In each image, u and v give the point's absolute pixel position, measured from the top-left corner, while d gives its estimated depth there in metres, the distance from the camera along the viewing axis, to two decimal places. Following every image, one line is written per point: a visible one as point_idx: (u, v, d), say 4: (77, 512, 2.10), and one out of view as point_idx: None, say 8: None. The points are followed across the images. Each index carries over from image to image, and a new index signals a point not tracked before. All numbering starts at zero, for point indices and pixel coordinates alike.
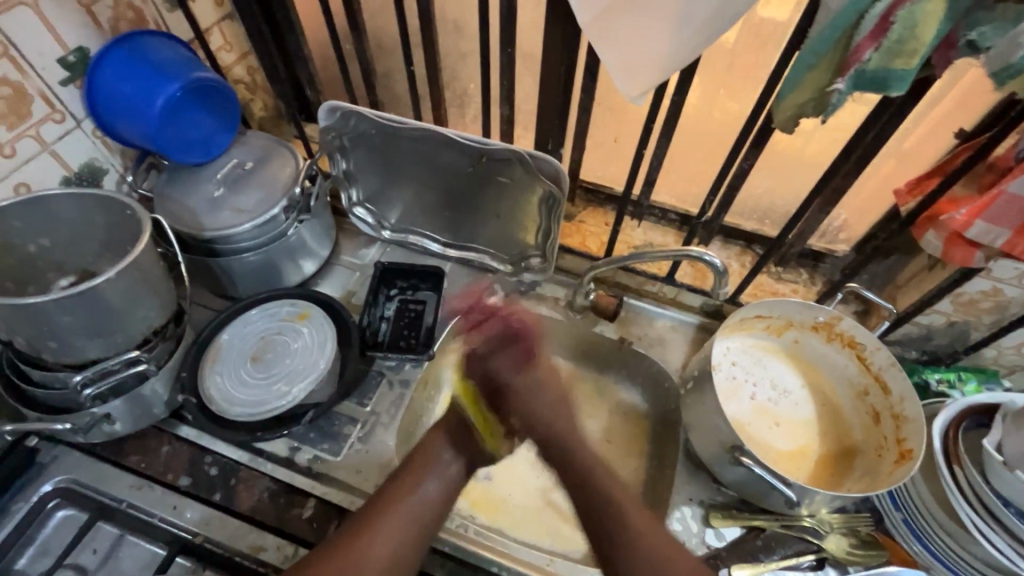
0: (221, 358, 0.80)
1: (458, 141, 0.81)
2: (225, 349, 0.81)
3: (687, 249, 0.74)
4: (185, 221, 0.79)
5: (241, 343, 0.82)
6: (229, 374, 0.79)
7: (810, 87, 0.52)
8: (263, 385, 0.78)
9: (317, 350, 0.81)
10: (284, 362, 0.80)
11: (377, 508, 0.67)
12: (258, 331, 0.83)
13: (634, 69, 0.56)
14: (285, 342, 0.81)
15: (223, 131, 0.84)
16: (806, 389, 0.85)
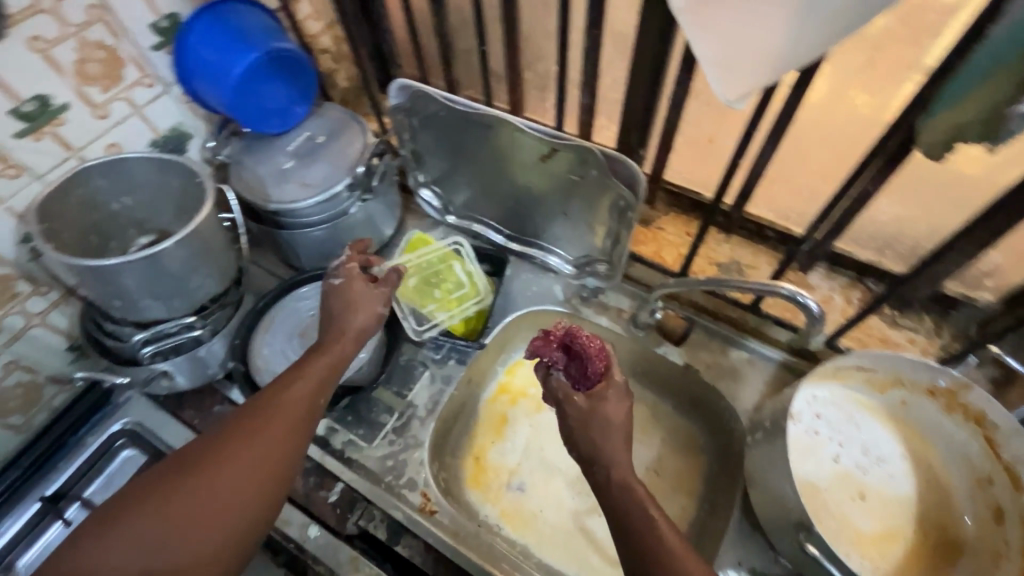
0: (271, 328, 0.80)
1: (529, 131, 0.74)
2: (272, 320, 0.80)
3: (777, 283, 0.62)
4: (254, 190, 0.79)
5: (292, 318, 0.81)
6: (278, 347, 0.79)
7: (980, 102, 0.40)
8: None
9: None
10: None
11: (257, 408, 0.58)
12: (306, 306, 0.82)
13: (739, 67, 0.45)
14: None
15: (300, 102, 0.84)
16: (907, 462, 0.71)
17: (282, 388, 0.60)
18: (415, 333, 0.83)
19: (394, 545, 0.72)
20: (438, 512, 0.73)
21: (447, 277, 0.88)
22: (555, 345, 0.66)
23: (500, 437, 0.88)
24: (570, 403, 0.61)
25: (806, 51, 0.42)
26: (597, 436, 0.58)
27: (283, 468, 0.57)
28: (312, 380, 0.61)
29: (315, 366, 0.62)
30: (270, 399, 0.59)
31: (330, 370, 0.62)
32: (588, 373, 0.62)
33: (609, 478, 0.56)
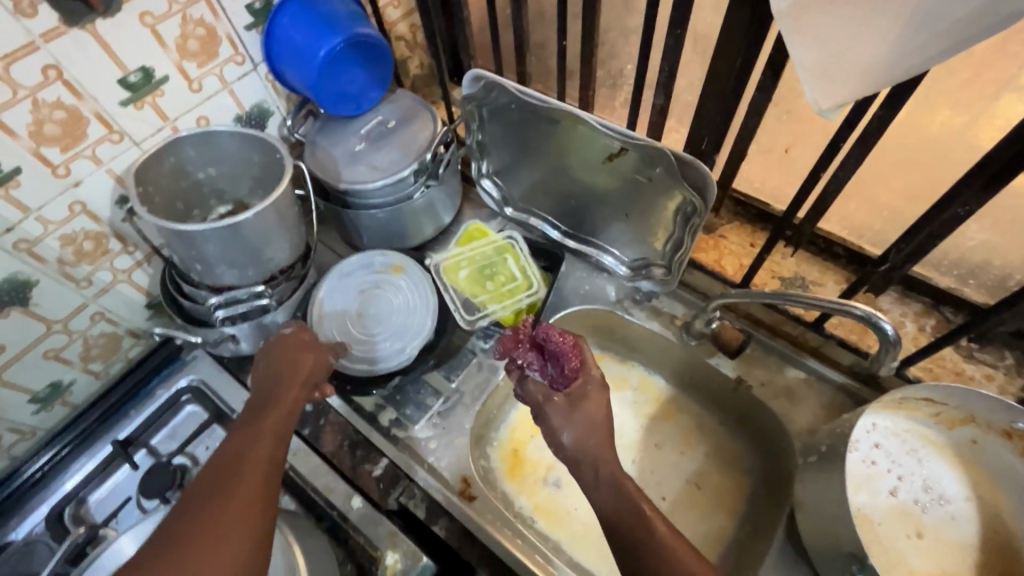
0: (328, 309, 0.82)
1: (599, 128, 0.73)
2: (327, 300, 0.82)
3: (850, 302, 0.59)
4: (326, 170, 0.82)
5: (342, 300, 0.83)
6: (338, 327, 0.81)
7: None
8: (375, 338, 0.80)
9: (417, 304, 0.82)
10: (388, 315, 0.82)
11: (212, 482, 0.53)
12: (358, 283, 0.84)
13: (837, 75, 0.43)
14: (386, 296, 0.83)
15: (375, 87, 0.86)
16: (973, 504, 0.67)
17: (236, 454, 0.56)
18: (466, 322, 0.84)
19: (431, 525, 0.73)
20: (476, 498, 0.74)
21: (502, 273, 0.88)
22: (525, 345, 0.67)
23: (539, 431, 0.88)
24: (550, 402, 0.62)
25: (912, 62, 0.40)
26: (586, 437, 0.60)
27: (257, 524, 0.50)
28: (267, 442, 0.57)
29: (267, 427, 0.59)
30: (228, 466, 0.54)
31: (283, 428, 0.60)
32: (565, 372, 0.63)
33: (598, 474, 0.59)
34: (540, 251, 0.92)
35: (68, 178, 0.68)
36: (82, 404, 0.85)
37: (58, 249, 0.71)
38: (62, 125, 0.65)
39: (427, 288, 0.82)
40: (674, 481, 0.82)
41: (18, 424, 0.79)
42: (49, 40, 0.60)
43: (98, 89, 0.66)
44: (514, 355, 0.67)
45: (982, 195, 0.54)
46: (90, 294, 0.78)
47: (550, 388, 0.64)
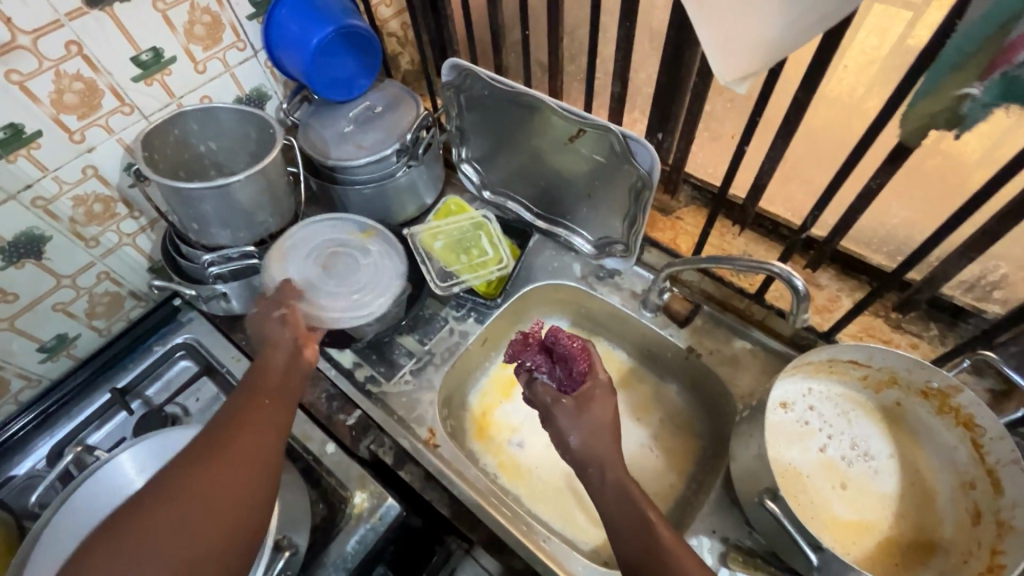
0: (294, 256, 0.82)
1: (560, 111, 0.80)
2: (292, 248, 0.83)
3: (771, 262, 0.67)
4: (316, 147, 0.90)
5: (307, 250, 0.83)
6: (300, 273, 0.81)
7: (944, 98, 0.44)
8: (338, 289, 0.80)
9: (387, 266, 0.83)
10: (355, 273, 0.82)
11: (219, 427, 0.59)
12: (327, 236, 0.84)
13: (739, 52, 0.50)
14: (353, 257, 0.83)
15: (365, 75, 0.94)
16: (894, 460, 0.72)
17: (240, 405, 0.62)
18: (440, 287, 0.88)
19: (398, 469, 0.79)
20: (441, 447, 0.80)
21: (476, 249, 0.93)
22: (534, 348, 0.73)
23: (508, 397, 0.95)
24: (558, 404, 0.67)
25: (793, 39, 0.48)
26: (592, 440, 0.64)
27: (266, 469, 0.58)
28: (267, 394, 0.65)
29: (265, 382, 0.66)
30: (236, 414, 0.61)
31: (281, 381, 0.67)
32: (573, 374, 0.69)
33: (605, 479, 0.62)
34: (511, 229, 0.98)
35: (83, 144, 0.76)
36: (85, 358, 0.92)
37: (70, 209, 0.79)
38: (80, 95, 0.73)
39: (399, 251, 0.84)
40: (628, 444, 0.88)
41: (27, 371, 0.86)
42: (72, 19, 0.69)
43: (113, 64, 0.74)
44: (524, 358, 0.73)
45: (889, 169, 0.61)
46: (97, 253, 0.86)
47: (558, 391, 0.69)
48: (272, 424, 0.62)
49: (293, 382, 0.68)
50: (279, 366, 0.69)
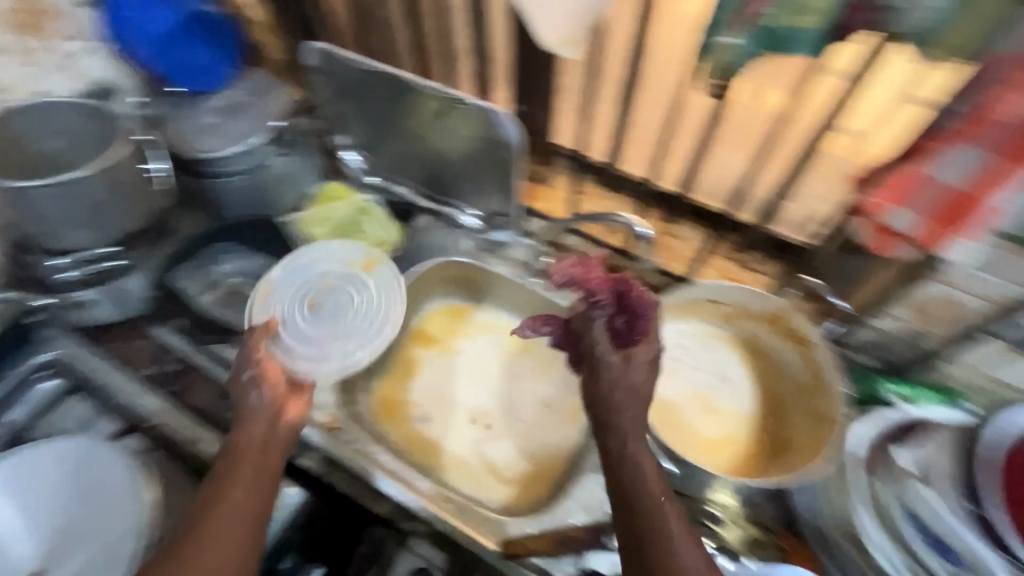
0: (280, 289, 0.83)
1: (424, 89, 0.84)
2: (303, 279, 0.84)
3: (611, 215, 0.80)
4: (177, 139, 0.86)
5: (296, 289, 0.83)
6: (283, 309, 0.81)
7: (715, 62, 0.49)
8: (318, 330, 0.80)
9: (386, 305, 0.83)
10: (342, 313, 0.82)
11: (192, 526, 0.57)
12: (324, 271, 0.85)
13: (556, 17, 0.55)
14: (350, 293, 0.83)
15: (225, 63, 0.90)
16: (748, 380, 0.82)
17: (211, 501, 0.58)
18: None
19: (298, 457, 0.80)
20: (339, 428, 0.80)
21: (362, 233, 0.95)
22: (606, 288, 0.70)
23: (412, 376, 0.95)
24: (605, 357, 0.64)
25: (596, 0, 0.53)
26: (630, 401, 0.61)
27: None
28: (241, 483, 0.60)
29: (241, 467, 0.61)
30: (207, 509, 0.58)
31: (257, 464, 0.62)
32: (635, 330, 0.66)
33: (623, 447, 0.59)
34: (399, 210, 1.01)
35: None
36: None
37: None
38: None
39: (393, 282, 0.83)
40: (529, 404, 0.91)
41: None
42: None
43: None
44: (592, 296, 0.70)
45: None
46: None
47: (613, 340, 0.66)
48: (243, 526, 0.58)
49: (270, 460, 0.63)
50: (256, 440, 0.64)
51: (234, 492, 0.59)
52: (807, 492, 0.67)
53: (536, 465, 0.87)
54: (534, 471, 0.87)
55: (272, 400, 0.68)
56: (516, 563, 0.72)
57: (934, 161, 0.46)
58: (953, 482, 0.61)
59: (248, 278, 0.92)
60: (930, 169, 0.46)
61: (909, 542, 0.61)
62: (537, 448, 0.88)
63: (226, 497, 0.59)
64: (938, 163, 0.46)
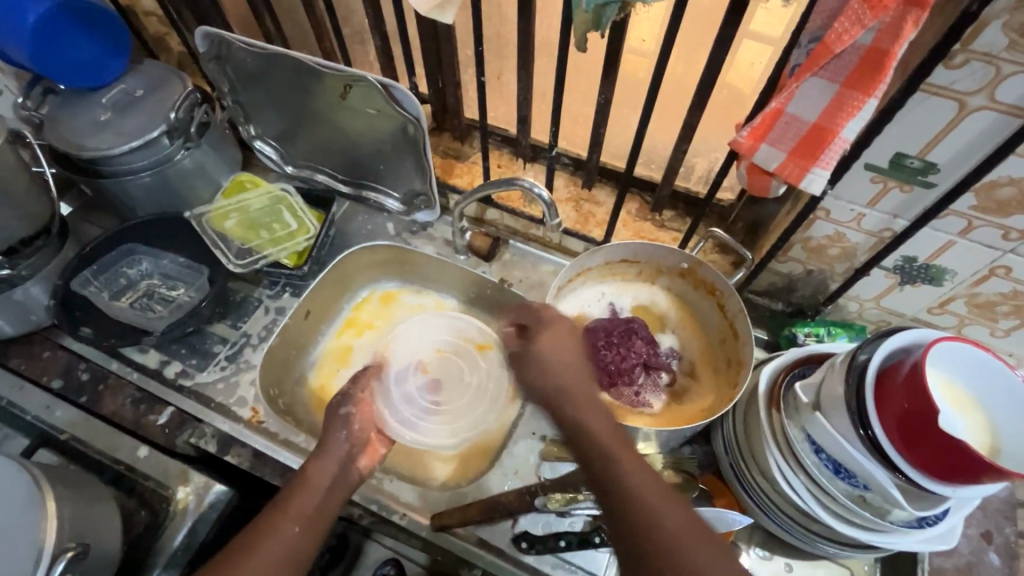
0: (399, 342, 0.91)
1: (318, 69, 0.80)
2: (425, 350, 0.91)
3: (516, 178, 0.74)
4: (66, 140, 0.82)
5: (420, 345, 0.91)
6: (402, 367, 0.89)
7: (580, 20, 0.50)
8: (428, 405, 0.87)
9: (485, 390, 0.88)
10: (451, 388, 0.89)
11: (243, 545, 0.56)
12: (439, 340, 0.92)
13: None
14: (460, 368, 0.90)
15: (113, 55, 0.86)
16: (676, 334, 0.84)
17: (264, 528, 0.57)
18: (237, 265, 0.86)
19: (223, 456, 0.77)
20: (267, 421, 0.79)
21: (277, 224, 0.92)
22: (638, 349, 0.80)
23: (345, 365, 0.93)
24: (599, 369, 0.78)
25: None
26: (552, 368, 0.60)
27: None
28: (298, 519, 0.59)
29: (302, 499, 0.61)
30: (254, 532, 0.58)
31: (317, 503, 0.61)
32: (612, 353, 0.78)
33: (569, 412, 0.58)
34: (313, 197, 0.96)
35: None
36: None
37: None
38: None
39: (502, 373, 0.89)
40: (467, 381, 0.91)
41: None
42: None
43: None
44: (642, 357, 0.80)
45: (606, 83, 0.71)
46: None
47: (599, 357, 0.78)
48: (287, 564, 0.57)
49: (332, 505, 0.62)
50: (324, 481, 0.63)
51: (287, 526, 0.58)
52: (727, 431, 0.72)
53: (476, 441, 0.85)
54: (475, 446, 0.85)
55: (350, 441, 0.68)
56: (450, 534, 0.73)
57: (789, 98, 0.47)
58: (847, 412, 0.57)
59: (160, 279, 0.89)
60: (783, 106, 0.48)
61: (813, 470, 0.61)
62: (475, 423, 0.87)
63: (279, 528, 0.58)
64: (793, 100, 0.47)
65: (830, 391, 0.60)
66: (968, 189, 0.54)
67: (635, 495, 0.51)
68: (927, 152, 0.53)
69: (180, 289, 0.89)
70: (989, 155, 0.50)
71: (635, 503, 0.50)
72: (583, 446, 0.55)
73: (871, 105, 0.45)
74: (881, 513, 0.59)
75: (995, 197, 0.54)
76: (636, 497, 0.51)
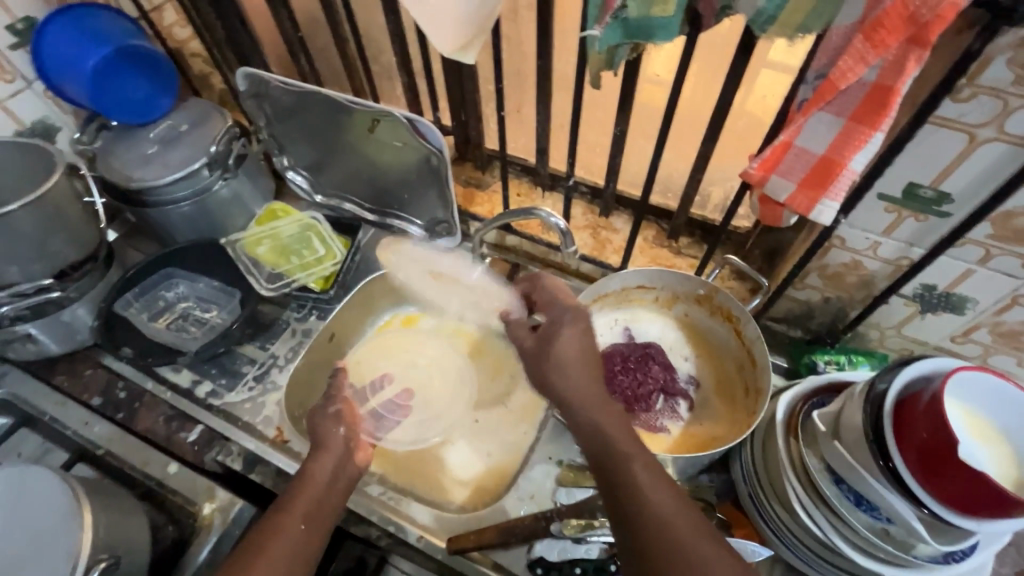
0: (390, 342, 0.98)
1: (348, 105, 0.85)
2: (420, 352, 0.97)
3: (535, 208, 0.77)
4: (117, 172, 0.88)
5: (399, 348, 0.98)
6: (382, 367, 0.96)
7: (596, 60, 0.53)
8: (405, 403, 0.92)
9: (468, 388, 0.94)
10: (430, 387, 0.94)
11: (255, 544, 0.57)
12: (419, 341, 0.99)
13: (447, 23, 0.56)
14: (441, 368, 0.96)
15: (163, 95, 0.93)
16: (693, 361, 0.84)
17: (273, 526, 0.59)
18: (268, 289, 0.90)
19: (248, 473, 0.79)
20: (290, 441, 0.81)
21: (307, 250, 0.96)
22: (654, 375, 0.80)
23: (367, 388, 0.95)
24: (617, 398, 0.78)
25: (476, 7, 0.55)
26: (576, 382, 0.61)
27: None
28: (304, 516, 0.61)
29: (305, 496, 0.63)
30: (264, 530, 0.59)
31: (318, 499, 0.63)
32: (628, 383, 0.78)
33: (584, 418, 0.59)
34: (341, 224, 1.00)
35: None
36: None
37: None
38: None
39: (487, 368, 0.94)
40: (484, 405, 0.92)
41: None
42: None
43: None
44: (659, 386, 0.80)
45: (620, 115, 0.73)
46: None
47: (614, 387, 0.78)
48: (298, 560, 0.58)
49: (332, 502, 0.64)
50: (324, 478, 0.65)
51: (294, 522, 0.59)
52: (745, 460, 0.71)
53: (493, 466, 0.86)
54: (491, 470, 0.86)
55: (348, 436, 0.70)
56: (465, 557, 0.73)
57: (796, 131, 0.49)
58: (866, 439, 0.57)
59: (195, 302, 0.94)
60: (791, 140, 0.50)
61: (834, 502, 0.61)
62: (493, 447, 0.87)
63: (287, 524, 0.59)
64: (800, 133, 0.49)
65: (848, 420, 0.60)
66: (984, 218, 0.54)
67: (640, 499, 0.52)
68: (940, 182, 0.54)
69: (213, 312, 0.93)
70: (1003, 186, 0.51)
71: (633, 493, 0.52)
72: (599, 450, 0.56)
73: (878, 137, 0.46)
74: (906, 547, 0.58)
75: (1011, 226, 0.54)
76: (636, 486, 0.53)
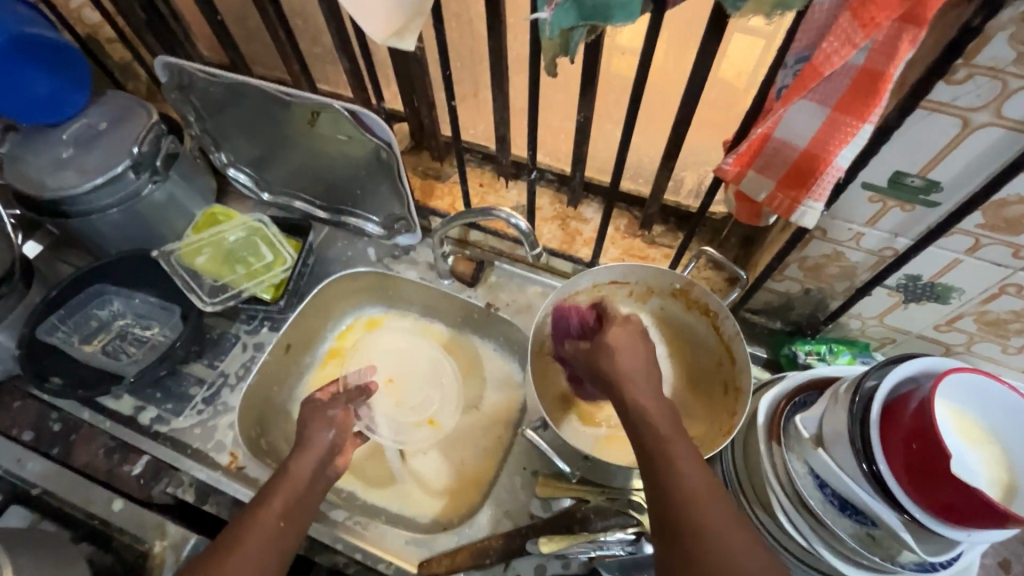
0: (384, 352, 0.91)
1: (283, 96, 0.76)
2: (417, 376, 0.89)
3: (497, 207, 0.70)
4: (28, 181, 0.79)
5: (386, 361, 0.90)
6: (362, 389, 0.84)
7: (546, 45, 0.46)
8: (397, 412, 0.85)
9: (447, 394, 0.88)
10: (419, 394, 0.87)
11: (227, 536, 0.55)
12: (403, 350, 0.91)
13: (375, 6, 0.48)
14: (427, 376, 0.89)
15: (75, 89, 0.82)
16: (667, 358, 0.80)
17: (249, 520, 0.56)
18: (210, 304, 0.82)
19: (202, 505, 0.74)
20: (245, 467, 0.76)
21: (254, 256, 0.88)
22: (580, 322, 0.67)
23: None
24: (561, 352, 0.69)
25: None
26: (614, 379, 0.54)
27: None
28: (281, 514, 0.58)
29: (284, 491, 0.60)
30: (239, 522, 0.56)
31: (297, 498, 0.60)
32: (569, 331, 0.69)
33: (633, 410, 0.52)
34: (289, 225, 0.92)
35: None
36: None
37: None
38: None
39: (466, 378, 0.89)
40: (455, 409, 0.87)
41: None
42: None
43: None
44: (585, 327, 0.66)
45: (582, 101, 0.67)
46: None
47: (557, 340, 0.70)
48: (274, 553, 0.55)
49: (310, 501, 0.61)
50: (305, 475, 0.62)
51: (269, 520, 0.57)
52: (726, 464, 0.68)
53: (467, 474, 0.82)
54: (465, 479, 0.82)
55: (335, 440, 0.67)
56: None
57: (774, 122, 0.44)
58: (850, 446, 0.53)
59: (133, 319, 0.86)
60: (768, 132, 0.44)
61: (819, 513, 0.57)
62: (466, 455, 0.83)
63: (262, 520, 0.56)
64: (778, 125, 0.44)
65: (831, 424, 0.56)
66: (976, 208, 0.50)
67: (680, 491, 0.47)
68: (929, 170, 0.49)
69: (154, 328, 0.86)
70: (995, 175, 0.46)
71: (671, 486, 0.47)
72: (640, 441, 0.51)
73: (866, 131, 0.40)
74: (891, 555, 0.56)
75: (1004, 215, 0.50)
76: (672, 479, 0.48)
